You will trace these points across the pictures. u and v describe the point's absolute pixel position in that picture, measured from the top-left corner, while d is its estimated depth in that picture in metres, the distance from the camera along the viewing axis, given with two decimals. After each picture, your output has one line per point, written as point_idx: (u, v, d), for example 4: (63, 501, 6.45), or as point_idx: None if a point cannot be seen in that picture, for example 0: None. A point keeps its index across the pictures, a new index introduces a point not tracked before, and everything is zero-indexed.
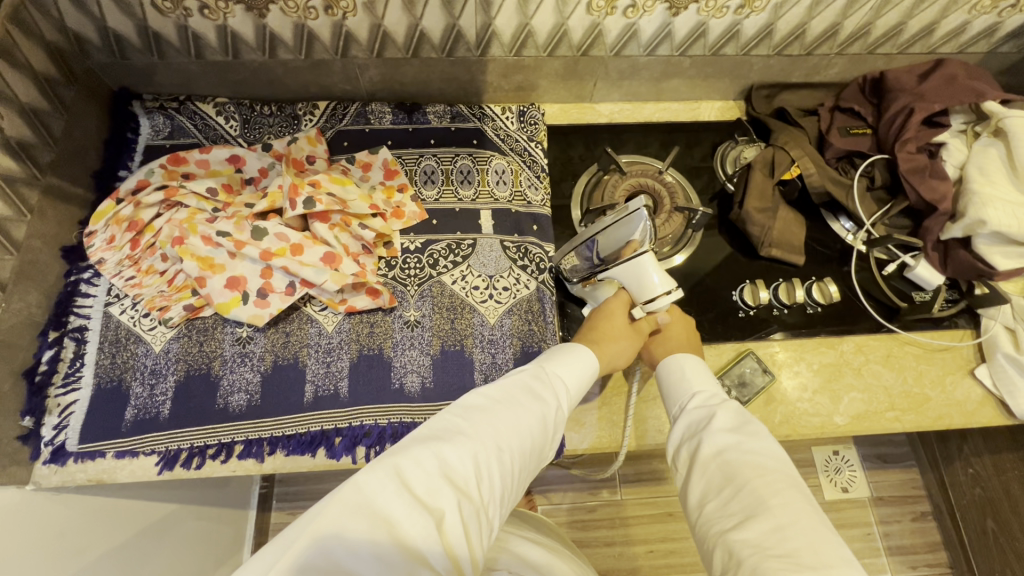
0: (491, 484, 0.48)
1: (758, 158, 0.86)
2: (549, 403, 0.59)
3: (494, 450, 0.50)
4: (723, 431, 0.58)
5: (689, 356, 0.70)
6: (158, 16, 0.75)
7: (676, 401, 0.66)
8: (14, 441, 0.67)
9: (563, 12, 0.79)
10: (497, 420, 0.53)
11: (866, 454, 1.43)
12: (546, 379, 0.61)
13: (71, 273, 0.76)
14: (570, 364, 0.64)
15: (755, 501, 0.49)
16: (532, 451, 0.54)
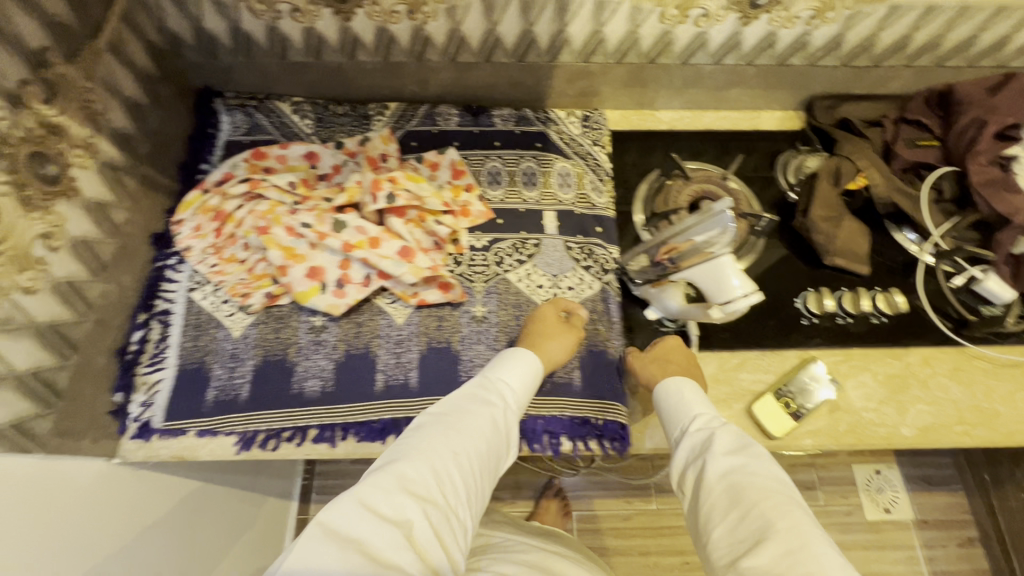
0: (458, 490, 0.53)
1: (824, 168, 0.86)
2: (498, 404, 0.62)
3: (452, 457, 0.54)
4: (725, 455, 0.58)
5: (680, 380, 0.69)
6: (251, 18, 0.79)
7: (673, 424, 0.66)
8: (106, 415, 0.71)
9: (636, 21, 0.81)
10: (448, 429, 0.57)
11: (910, 476, 1.40)
12: (491, 385, 0.64)
13: (158, 259, 0.79)
14: (518, 364, 0.67)
15: (762, 528, 0.50)
16: (489, 450, 0.58)
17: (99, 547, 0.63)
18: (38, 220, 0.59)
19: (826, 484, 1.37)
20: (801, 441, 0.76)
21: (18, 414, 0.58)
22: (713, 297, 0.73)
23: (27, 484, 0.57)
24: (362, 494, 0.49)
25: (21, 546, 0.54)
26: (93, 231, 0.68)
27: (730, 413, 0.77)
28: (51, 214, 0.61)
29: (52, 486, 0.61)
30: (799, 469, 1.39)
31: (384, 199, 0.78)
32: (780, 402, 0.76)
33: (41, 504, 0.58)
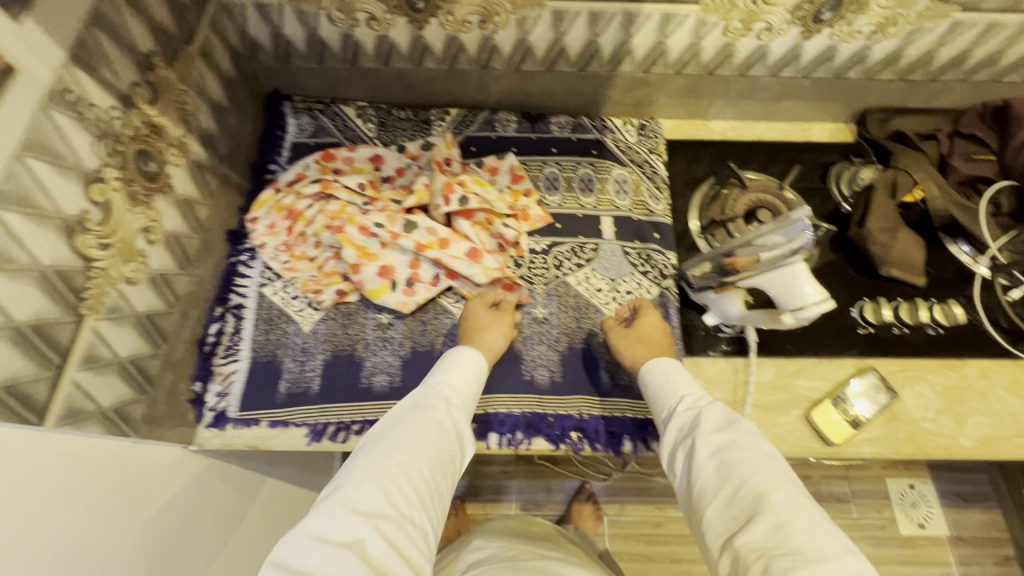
0: (410, 500, 0.54)
1: (880, 180, 0.88)
2: (439, 409, 0.63)
3: (395, 469, 0.55)
4: (714, 434, 0.58)
5: (664, 361, 0.70)
6: (329, 26, 0.82)
7: (662, 405, 0.67)
8: (185, 403, 0.74)
9: (699, 33, 0.83)
10: (391, 442, 0.57)
11: (945, 491, 1.38)
12: (430, 391, 0.65)
13: (232, 255, 0.82)
14: (453, 368, 0.68)
15: (753, 501, 0.52)
16: (440, 453, 0.59)
17: (163, 537, 0.63)
18: (140, 215, 0.62)
19: (861, 496, 1.36)
20: (861, 449, 0.76)
21: (121, 398, 0.61)
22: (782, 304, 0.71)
23: (119, 465, 0.58)
24: (309, 527, 0.50)
25: (101, 529, 0.54)
26: (182, 226, 0.71)
27: (789, 419, 0.78)
28: (150, 209, 0.64)
29: (138, 468, 0.61)
30: (834, 481, 1.38)
31: (455, 202, 0.80)
32: (839, 410, 0.77)
33: (127, 487, 0.58)
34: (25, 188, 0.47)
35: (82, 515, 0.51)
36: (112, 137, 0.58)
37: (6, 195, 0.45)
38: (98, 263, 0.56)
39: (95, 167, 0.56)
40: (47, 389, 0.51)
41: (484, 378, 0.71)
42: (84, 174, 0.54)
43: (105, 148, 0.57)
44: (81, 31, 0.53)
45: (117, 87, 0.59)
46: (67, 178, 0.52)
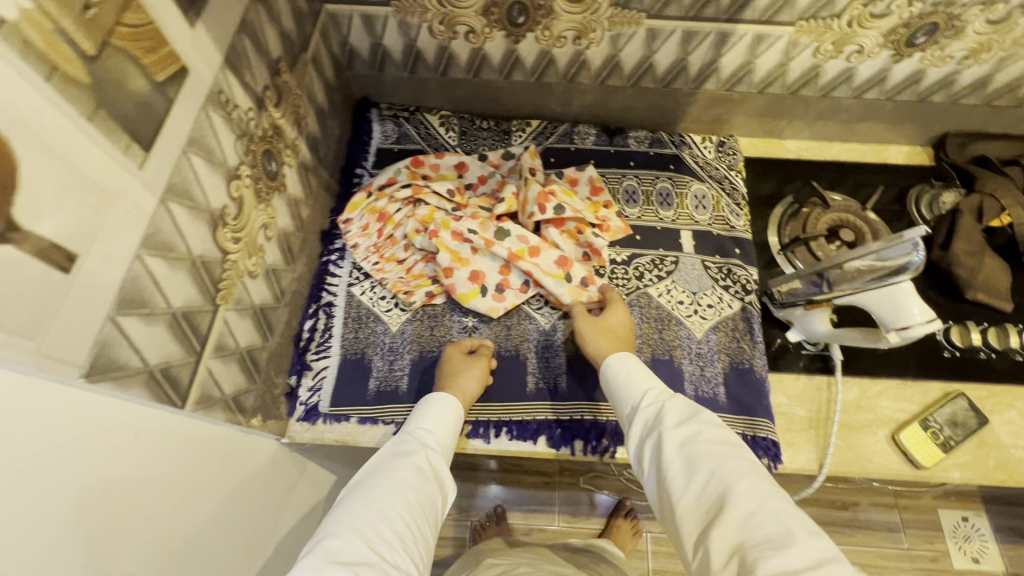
0: (393, 547, 0.50)
1: (966, 205, 0.87)
2: (416, 453, 0.61)
3: (376, 517, 0.52)
4: (678, 424, 0.55)
5: (629, 358, 0.67)
6: (428, 38, 0.85)
7: (624, 406, 0.63)
8: (282, 396, 0.76)
9: (790, 54, 0.84)
10: (368, 491, 0.54)
11: (999, 524, 1.28)
12: (406, 439, 0.63)
13: (324, 255, 0.85)
14: (429, 417, 0.66)
15: (725, 486, 0.47)
16: (419, 500, 0.56)
17: (244, 529, 0.64)
18: (263, 212, 0.65)
19: (910, 526, 1.26)
20: (950, 473, 0.75)
21: (237, 386, 0.63)
22: (885, 324, 0.69)
23: (225, 454, 0.59)
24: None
25: (200, 521, 0.54)
26: (290, 224, 0.74)
27: (876, 440, 0.77)
28: (269, 206, 0.67)
29: (237, 459, 0.62)
30: (880, 509, 1.28)
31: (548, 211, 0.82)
32: (929, 433, 0.76)
33: (225, 479, 0.59)
34: (187, 182, 0.50)
35: (193, 502, 0.53)
36: (248, 137, 0.61)
37: (173, 187, 0.48)
38: (232, 256, 0.59)
39: (235, 164, 0.58)
40: (189, 374, 0.53)
41: (462, 425, 0.70)
42: (228, 171, 0.57)
43: (243, 148, 0.60)
44: (234, 37, 0.56)
45: (254, 90, 0.62)
46: (216, 174, 0.55)
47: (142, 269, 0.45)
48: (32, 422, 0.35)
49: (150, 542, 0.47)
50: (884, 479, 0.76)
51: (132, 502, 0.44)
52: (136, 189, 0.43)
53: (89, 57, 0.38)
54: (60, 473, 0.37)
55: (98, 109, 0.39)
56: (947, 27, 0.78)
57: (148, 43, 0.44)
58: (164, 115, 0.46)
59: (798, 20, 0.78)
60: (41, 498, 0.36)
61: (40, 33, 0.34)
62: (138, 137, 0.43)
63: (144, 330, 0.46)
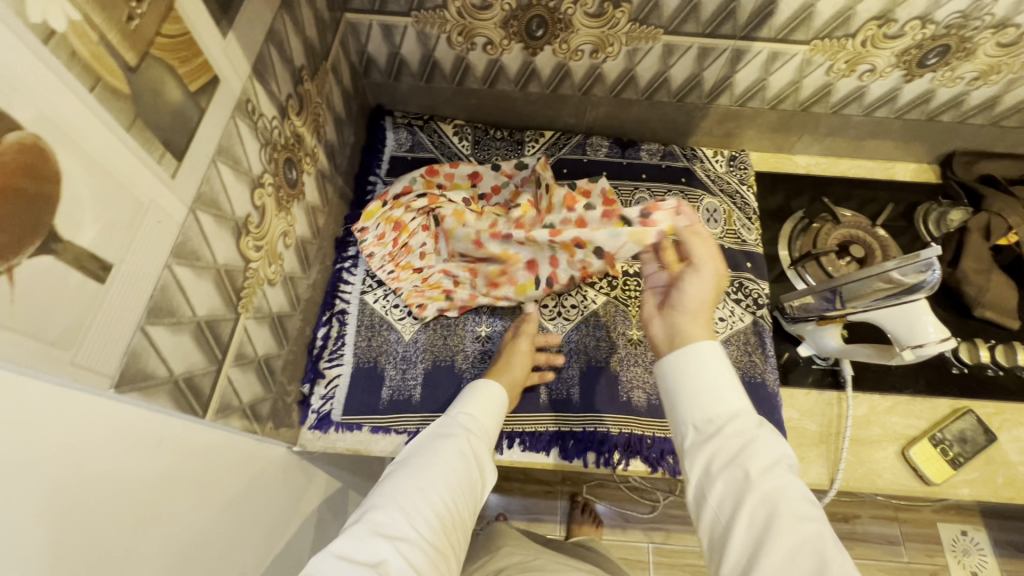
0: (431, 524, 0.51)
1: (974, 223, 0.88)
2: (456, 437, 0.59)
3: (416, 494, 0.52)
4: (765, 475, 0.48)
5: (715, 355, 0.56)
6: (446, 48, 0.85)
7: (685, 415, 0.55)
8: (295, 404, 0.76)
9: (803, 72, 0.85)
10: (412, 469, 0.55)
11: (998, 539, 1.28)
12: (450, 422, 0.62)
13: (337, 263, 0.85)
14: (473, 399, 0.66)
15: (819, 571, 0.41)
16: (461, 482, 0.56)
17: (263, 540, 0.63)
18: (283, 219, 0.65)
19: (910, 540, 1.27)
20: (959, 490, 0.76)
21: (254, 395, 0.63)
22: (899, 340, 0.69)
23: (239, 462, 0.59)
24: (334, 547, 0.47)
25: (208, 523, 0.51)
26: (307, 231, 0.74)
27: (887, 456, 0.78)
28: (289, 214, 0.67)
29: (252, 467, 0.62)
30: (880, 522, 1.28)
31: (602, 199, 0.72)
32: (938, 449, 0.76)
33: (230, 478, 0.56)
34: (215, 191, 0.50)
35: (210, 505, 0.51)
36: (271, 146, 0.61)
37: (202, 196, 0.48)
38: (253, 263, 0.59)
39: (259, 172, 0.58)
40: (211, 382, 0.53)
41: (507, 411, 0.69)
42: (252, 179, 0.57)
43: (266, 156, 0.60)
44: (262, 46, 0.57)
45: (278, 98, 0.62)
46: (241, 182, 0.55)
47: (171, 278, 0.45)
48: (45, 417, 0.33)
49: (164, 542, 0.44)
50: (894, 494, 0.76)
51: (158, 508, 0.44)
52: (166, 198, 0.43)
53: (130, 67, 0.38)
54: (88, 481, 0.37)
55: (136, 120, 0.39)
56: (959, 49, 0.79)
57: (184, 52, 0.44)
58: (196, 124, 0.46)
59: (813, 39, 0.79)
60: (71, 505, 0.35)
61: (86, 45, 0.34)
62: (171, 146, 0.43)
63: (171, 339, 0.46)
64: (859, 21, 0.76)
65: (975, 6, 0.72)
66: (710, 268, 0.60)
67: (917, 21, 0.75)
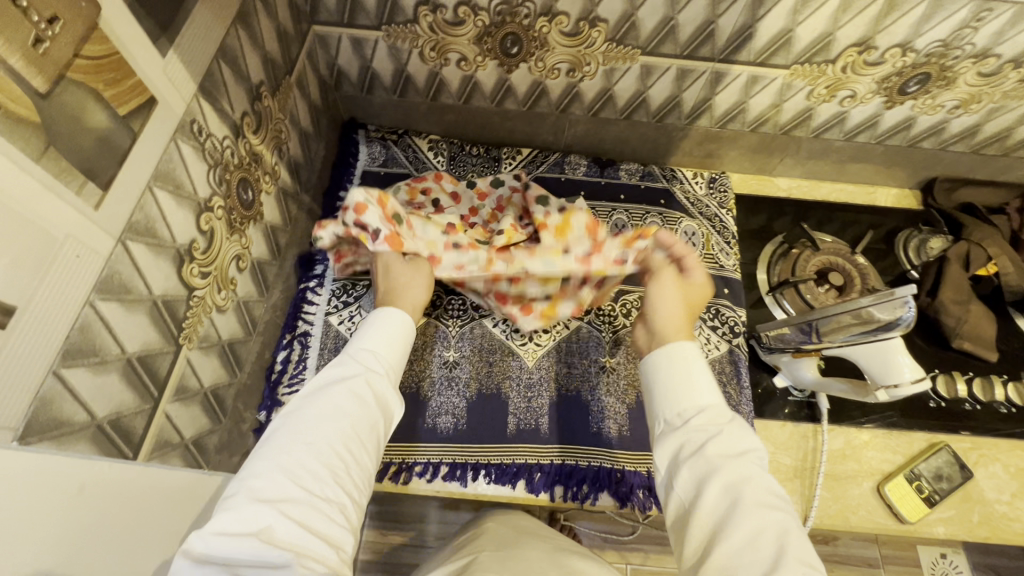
0: (325, 480, 0.43)
1: (955, 252, 0.87)
2: (352, 382, 0.51)
3: (304, 450, 0.44)
4: (730, 463, 0.47)
5: (683, 352, 0.58)
6: (419, 63, 0.82)
7: (660, 409, 0.56)
8: (249, 433, 0.71)
9: (783, 96, 0.84)
10: (298, 418, 0.47)
11: (977, 564, 1.26)
12: (350, 362, 0.54)
13: (301, 281, 0.80)
14: (374, 334, 0.58)
15: (775, 562, 0.40)
16: (357, 428, 0.48)
17: None
18: (236, 242, 0.62)
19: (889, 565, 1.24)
20: (934, 529, 0.74)
21: (199, 428, 0.60)
22: (875, 379, 0.68)
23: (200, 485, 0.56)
24: (209, 523, 0.39)
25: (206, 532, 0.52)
26: (265, 252, 0.71)
27: (861, 493, 0.76)
28: (243, 236, 0.64)
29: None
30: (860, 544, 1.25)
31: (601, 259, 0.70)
32: (913, 486, 0.74)
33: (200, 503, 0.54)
34: (151, 219, 0.47)
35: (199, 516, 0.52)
36: (222, 166, 0.58)
37: (134, 225, 0.45)
38: (198, 291, 0.56)
39: (207, 196, 0.55)
40: (144, 422, 0.50)
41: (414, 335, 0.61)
42: (197, 203, 0.54)
43: (215, 178, 0.57)
44: (211, 64, 0.54)
45: (231, 117, 0.59)
46: (183, 207, 0.51)
47: (93, 315, 0.42)
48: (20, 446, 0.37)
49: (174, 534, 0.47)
50: (870, 533, 0.74)
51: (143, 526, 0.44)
52: (91, 232, 0.40)
53: (40, 94, 0.35)
54: (72, 500, 0.39)
55: (48, 150, 0.36)
56: (939, 78, 0.78)
57: (111, 74, 0.41)
58: (127, 149, 0.43)
59: (793, 63, 0.77)
60: (82, 510, 0.39)
61: None
62: (94, 176, 0.40)
63: (91, 381, 0.43)
64: (839, 47, 0.74)
65: (956, 36, 0.71)
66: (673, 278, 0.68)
67: (898, 48, 0.73)
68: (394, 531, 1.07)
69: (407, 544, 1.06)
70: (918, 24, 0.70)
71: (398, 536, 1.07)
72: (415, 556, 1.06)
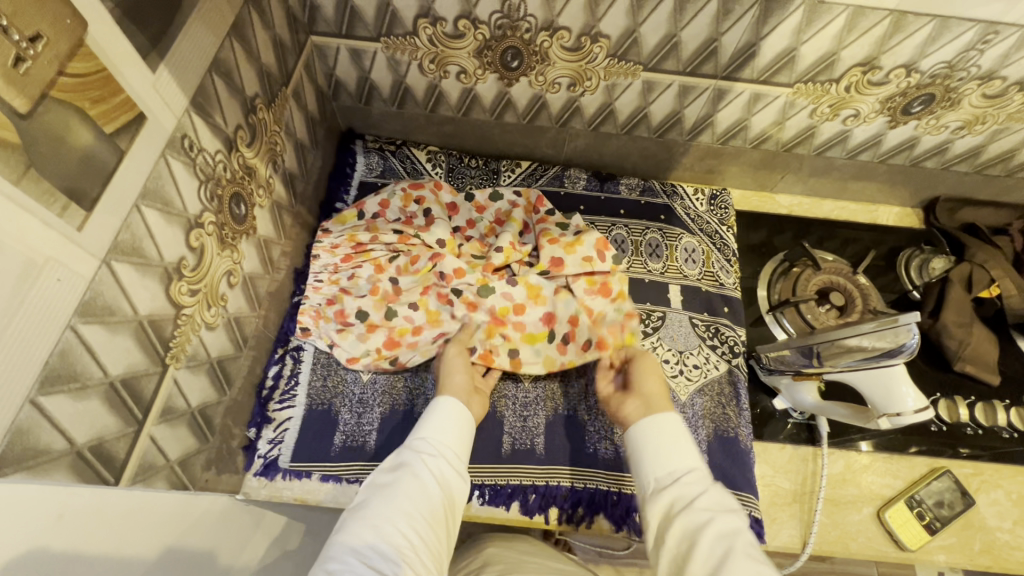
0: (390, 558, 0.44)
1: (957, 273, 0.86)
2: (413, 465, 0.53)
3: (369, 532, 0.46)
4: (720, 521, 0.49)
5: (668, 417, 0.58)
6: (418, 75, 0.81)
7: (647, 468, 0.56)
8: (238, 450, 0.69)
9: (786, 113, 0.83)
10: (367, 509, 0.49)
11: None
12: (408, 450, 0.56)
13: (296, 294, 0.79)
14: (433, 418, 0.59)
15: None
16: (422, 515, 0.49)
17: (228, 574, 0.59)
18: (227, 258, 0.61)
19: None
20: (934, 556, 0.73)
21: (186, 450, 0.58)
22: (877, 407, 0.67)
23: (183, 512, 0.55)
24: None
25: (189, 556, 0.52)
26: (257, 266, 0.70)
27: (862, 519, 0.75)
28: (235, 251, 0.63)
29: (191, 525, 0.55)
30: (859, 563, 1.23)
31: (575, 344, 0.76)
32: (915, 512, 0.73)
33: (184, 532, 0.53)
34: (137, 238, 0.46)
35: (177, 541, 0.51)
36: (214, 182, 0.57)
37: (119, 245, 0.44)
38: (187, 310, 0.54)
39: (197, 212, 0.54)
40: (127, 446, 0.48)
41: (473, 422, 0.62)
42: (187, 221, 0.52)
43: (206, 194, 0.55)
44: (204, 77, 0.52)
45: (224, 131, 0.58)
46: (172, 225, 0.50)
47: (73, 339, 0.40)
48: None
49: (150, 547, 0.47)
50: (869, 560, 0.73)
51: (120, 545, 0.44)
52: (75, 255, 0.39)
53: (21, 113, 0.34)
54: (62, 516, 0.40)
55: (28, 172, 0.35)
56: (944, 98, 0.77)
57: (97, 91, 0.40)
58: (113, 168, 0.42)
59: (796, 82, 0.76)
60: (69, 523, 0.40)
61: None
62: (78, 196, 0.39)
63: (72, 408, 0.41)
64: (842, 67, 0.73)
65: (961, 57, 0.70)
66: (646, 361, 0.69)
67: (903, 69, 0.73)
68: None
69: None
70: (923, 46, 0.69)
71: None
72: None
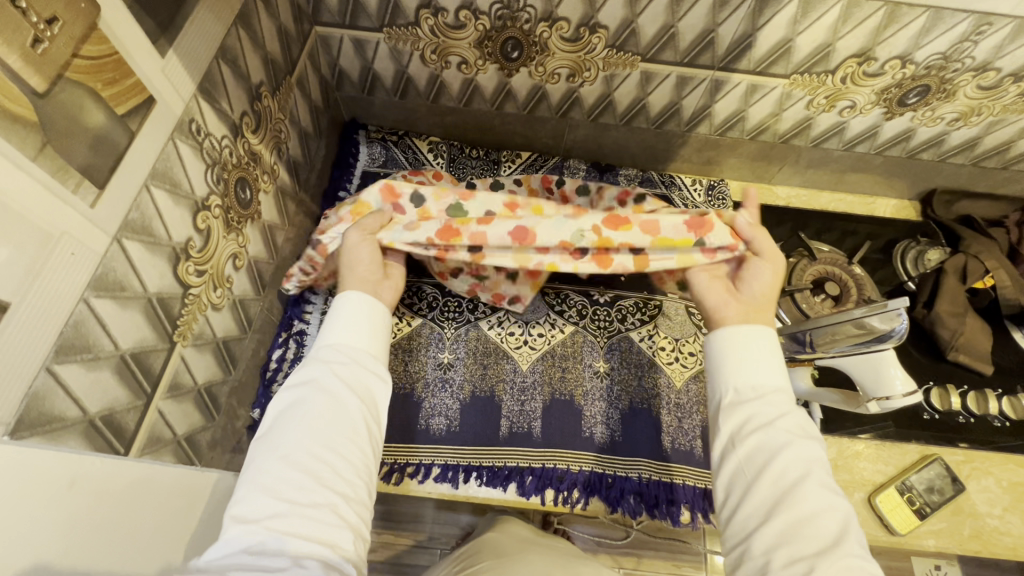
0: (306, 487, 0.42)
1: (952, 264, 0.87)
2: (322, 380, 0.49)
3: (280, 464, 0.43)
4: (797, 445, 0.47)
5: (762, 330, 0.55)
6: (419, 65, 0.83)
7: (727, 378, 0.54)
8: (242, 430, 0.70)
9: (782, 105, 0.84)
10: (280, 435, 0.45)
11: None
12: (320, 360, 0.51)
13: None
14: (344, 325, 0.53)
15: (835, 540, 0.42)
16: (346, 432, 0.46)
17: None
18: (232, 241, 0.63)
19: None
20: (924, 541, 0.73)
21: (191, 425, 0.60)
22: (866, 391, 0.69)
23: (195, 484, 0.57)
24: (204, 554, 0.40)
25: (203, 525, 0.54)
26: (262, 251, 0.72)
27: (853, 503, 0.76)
28: (240, 235, 0.65)
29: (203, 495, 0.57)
30: None
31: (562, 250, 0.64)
32: (904, 498, 0.74)
33: (195, 504, 0.55)
34: (147, 217, 0.47)
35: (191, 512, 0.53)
36: (220, 166, 0.58)
37: (129, 223, 0.45)
38: (194, 289, 0.56)
39: (204, 195, 0.56)
40: (136, 419, 0.50)
41: (385, 317, 0.56)
42: (194, 202, 0.54)
43: (213, 177, 0.57)
44: (211, 65, 0.54)
45: (230, 117, 0.59)
46: (180, 206, 0.52)
47: (87, 312, 0.42)
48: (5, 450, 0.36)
49: (156, 535, 0.47)
50: None
51: (127, 522, 0.44)
52: (87, 231, 0.41)
53: (38, 93, 0.36)
54: (71, 488, 0.41)
55: (45, 148, 0.37)
56: (939, 90, 0.78)
57: (109, 74, 0.41)
58: (124, 148, 0.44)
59: (792, 73, 0.77)
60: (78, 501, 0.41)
61: None
62: (91, 174, 0.41)
63: (85, 377, 0.43)
64: (838, 58, 0.74)
65: (956, 49, 0.71)
66: (771, 262, 0.60)
67: (898, 60, 0.73)
68: (387, 532, 1.06)
69: (401, 545, 1.05)
70: (917, 37, 0.70)
71: (390, 535, 1.06)
72: (410, 556, 1.05)
